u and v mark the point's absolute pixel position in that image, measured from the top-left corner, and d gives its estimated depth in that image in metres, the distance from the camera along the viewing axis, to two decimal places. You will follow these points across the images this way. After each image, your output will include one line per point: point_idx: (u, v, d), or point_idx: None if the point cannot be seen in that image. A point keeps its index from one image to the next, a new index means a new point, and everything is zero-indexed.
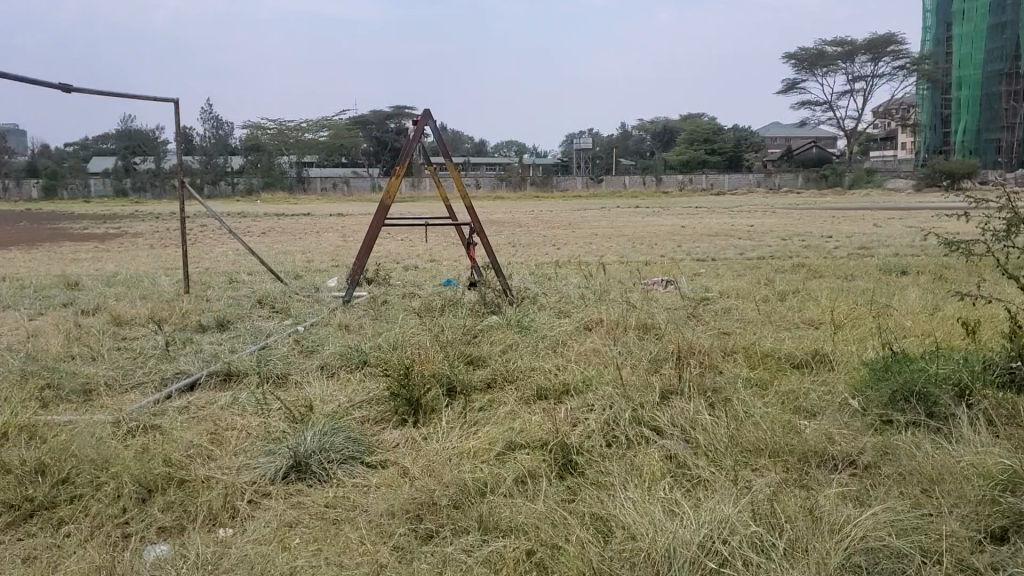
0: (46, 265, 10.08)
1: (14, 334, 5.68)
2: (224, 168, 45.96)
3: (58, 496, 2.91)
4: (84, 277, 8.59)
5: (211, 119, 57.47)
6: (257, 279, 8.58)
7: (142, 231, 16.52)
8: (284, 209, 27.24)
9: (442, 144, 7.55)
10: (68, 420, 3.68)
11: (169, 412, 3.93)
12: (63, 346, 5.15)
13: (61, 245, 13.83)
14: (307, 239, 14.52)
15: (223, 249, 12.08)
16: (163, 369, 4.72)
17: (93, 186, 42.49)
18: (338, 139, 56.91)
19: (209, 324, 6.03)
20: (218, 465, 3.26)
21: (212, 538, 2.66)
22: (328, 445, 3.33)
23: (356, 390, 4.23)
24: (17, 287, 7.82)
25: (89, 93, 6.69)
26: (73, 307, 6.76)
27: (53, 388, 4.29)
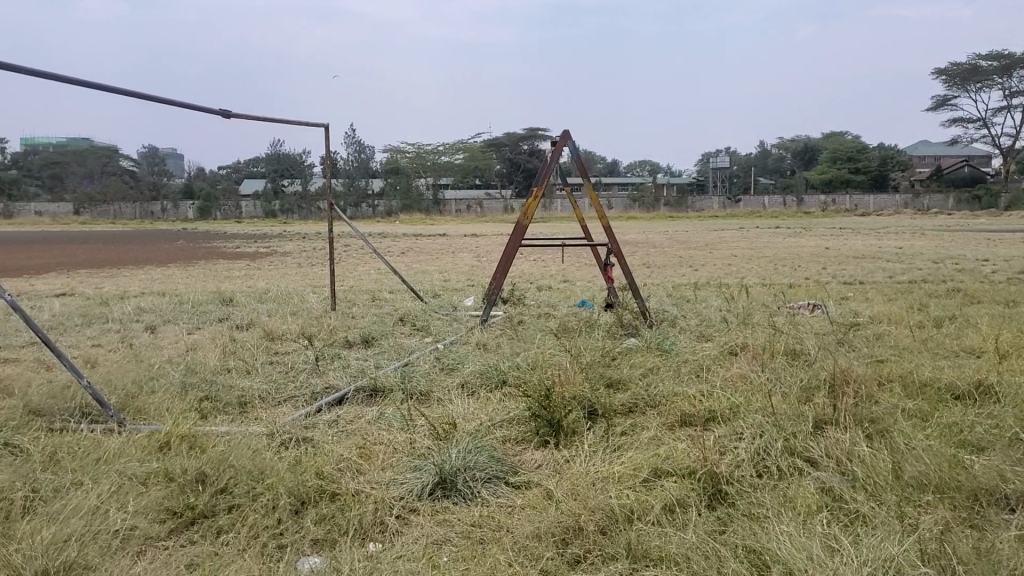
0: (202, 283, 10.60)
1: (175, 347, 5.98)
2: (365, 190, 47.47)
3: (217, 505, 3.01)
4: (239, 293, 9.00)
5: (354, 143, 59.61)
6: (399, 297, 8.78)
7: (289, 250, 17.16)
8: (424, 230, 27.93)
9: (579, 164, 7.53)
10: (225, 431, 3.82)
11: (319, 425, 4.04)
12: (221, 359, 5.38)
13: (216, 262, 14.52)
14: (445, 259, 14.74)
15: (365, 268, 12.44)
16: (313, 384, 4.85)
17: (244, 207, 44.62)
18: (474, 161, 57.87)
19: (355, 341, 6.18)
20: (367, 480, 3.32)
21: (362, 552, 2.69)
22: (473, 463, 3.34)
23: (497, 410, 4.23)
24: (178, 302, 8.26)
25: (246, 117, 7.02)
26: (229, 322, 7.08)
27: (212, 400, 4.49)
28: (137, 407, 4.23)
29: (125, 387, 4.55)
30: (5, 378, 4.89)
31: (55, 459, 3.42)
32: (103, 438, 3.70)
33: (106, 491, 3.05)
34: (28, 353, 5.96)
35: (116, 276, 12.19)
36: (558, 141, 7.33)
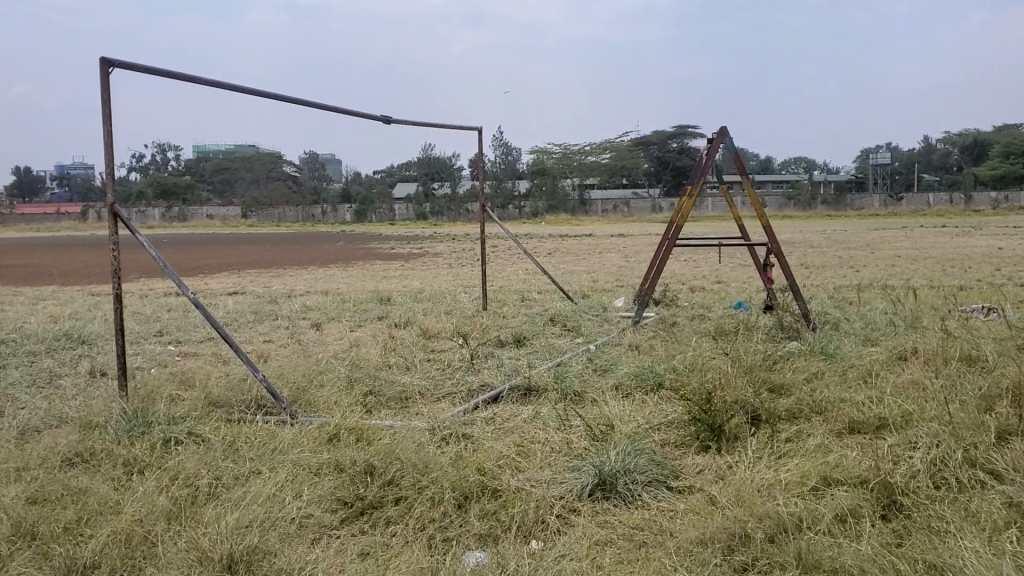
0: (360, 282, 10.96)
1: (338, 344, 6.21)
2: (513, 192, 47.97)
3: (384, 496, 3.11)
4: (395, 292, 9.27)
5: (502, 145, 60.37)
6: (549, 297, 8.82)
7: (440, 251, 17.51)
8: (571, 230, 27.95)
9: (737, 161, 7.36)
10: (389, 425, 3.94)
11: (477, 422, 4.10)
12: (382, 356, 5.55)
13: (371, 263, 14.97)
14: (593, 260, 14.69)
15: (515, 268, 12.56)
16: (470, 382, 4.93)
17: (397, 210, 45.90)
18: (621, 161, 57.51)
19: (508, 340, 6.24)
20: (528, 477, 3.34)
21: (526, 550, 2.71)
22: (634, 465, 3.30)
23: (654, 413, 4.18)
24: (339, 301, 8.58)
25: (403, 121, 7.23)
26: (387, 320, 7.30)
27: (375, 394, 4.63)
28: (306, 400, 4.43)
29: (295, 380, 4.77)
30: (186, 370, 5.20)
31: (235, 447, 3.61)
32: (277, 429, 3.89)
33: (282, 480, 3.20)
34: (204, 347, 6.33)
35: (280, 276, 12.77)
36: (715, 139, 7.18)
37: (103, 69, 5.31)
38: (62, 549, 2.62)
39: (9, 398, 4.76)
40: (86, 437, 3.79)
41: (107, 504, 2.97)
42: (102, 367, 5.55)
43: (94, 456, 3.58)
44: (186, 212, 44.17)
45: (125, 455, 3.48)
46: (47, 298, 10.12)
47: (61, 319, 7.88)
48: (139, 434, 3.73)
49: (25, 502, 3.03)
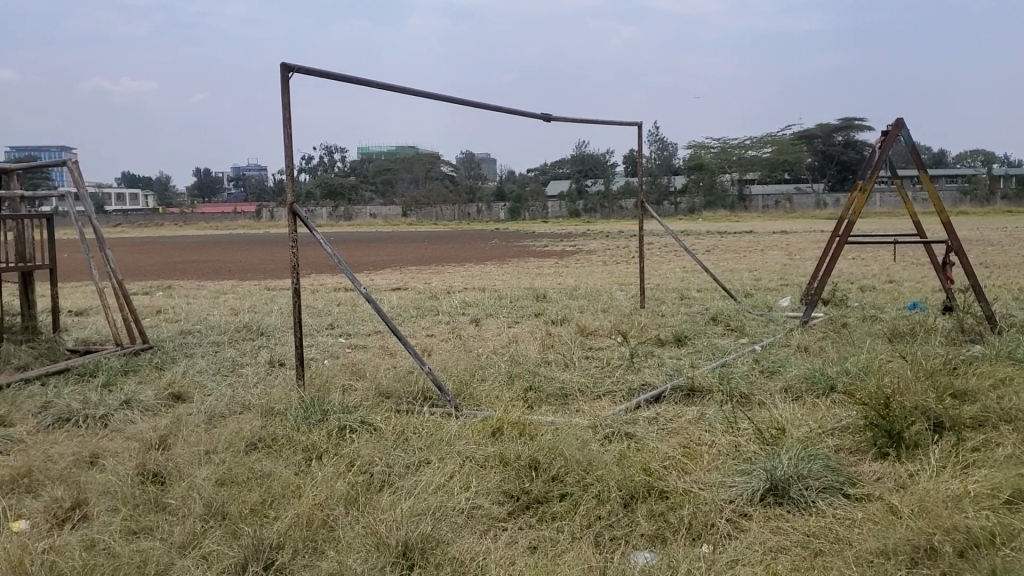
0: (518, 279, 11.08)
1: (497, 339, 6.29)
2: (668, 189, 47.34)
3: (550, 491, 3.13)
4: (552, 289, 9.30)
5: (657, 141, 59.70)
6: (709, 296, 8.63)
7: (595, 248, 17.46)
8: (730, 227, 27.30)
9: (914, 155, 6.99)
10: (552, 421, 3.96)
11: (641, 421, 4.06)
12: (541, 352, 5.58)
13: (528, 261, 15.07)
14: (754, 257, 14.29)
15: (672, 266, 12.37)
16: (631, 380, 4.89)
17: (551, 207, 46.12)
18: (781, 156, 55.72)
19: (669, 339, 6.16)
20: (695, 479, 3.28)
21: (696, 552, 2.66)
22: (806, 471, 3.18)
23: (826, 417, 4.02)
24: (498, 297, 8.69)
25: (563, 118, 7.25)
26: (544, 317, 7.34)
27: (536, 390, 4.66)
28: (469, 394, 4.51)
29: (460, 374, 4.87)
30: (356, 362, 5.40)
31: (405, 437, 3.72)
32: (444, 421, 3.97)
33: (451, 472, 3.26)
34: (372, 340, 6.55)
35: (439, 272, 13.07)
36: (890, 132, 6.84)
37: (284, 74, 5.55)
38: (251, 529, 2.78)
39: (198, 384, 5.08)
40: (267, 423, 4.00)
41: (288, 487, 3.13)
42: (279, 356, 5.85)
43: (274, 441, 3.77)
44: (351, 211, 45.98)
45: (303, 441, 3.64)
46: (227, 291, 10.75)
47: (240, 312, 8.35)
48: (315, 422, 3.90)
49: (216, 483, 3.22)
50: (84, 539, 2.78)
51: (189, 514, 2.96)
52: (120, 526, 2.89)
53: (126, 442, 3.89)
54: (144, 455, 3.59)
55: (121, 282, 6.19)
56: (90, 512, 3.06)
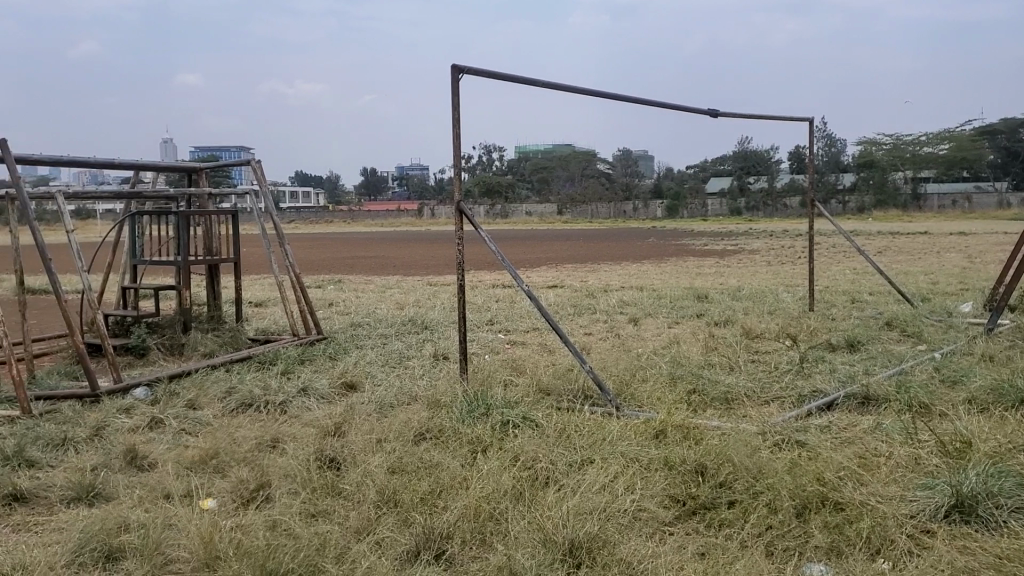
0: (678, 279, 10.91)
1: (658, 340, 6.21)
2: (835, 188, 45.54)
3: (717, 497, 3.06)
4: (714, 290, 9.11)
5: (824, 137, 57.52)
6: (881, 299, 8.23)
7: (758, 248, 16.97)
8: (904, 227, 25.98)
9: None
10: (717, 425, 3.86)
11: (811, 429, 3.91)
12: (705, 354, 5.47)
13: (688, 260, 14.82)
14: (931, 260, 13.53)
15: (841, 267, 11.89)
16: (800, 386, 4.72)
17: (711, 205, 45.24)
18: (959, 152, 52.55)
19: (840, 343, 5.91)
20: (872, 491, 3.12)
21: (874, 567, 2.54)
22: (997, 488, 2.96)
23: (1017, 432, 3.73)
24: (658, 297, 8.58)
25: (730, 115, 7.07)
26: (706, 318, 7.20)
27: (700, 393, 4.58)
28: (631, 394, 4.47)
29: (620, 374, 4.84)
30: (516, 358, 5.45)
31: (567, 434, 3.72)
32: (605, 421, 3.95)
33: (616, 472, 3.25)
34: (532, 337, 6.60)
35: (598, 270, 13.04)
36: None
37: (454, 75, 5.68)
38: (422, 518, 2.85)
39: (367, 375, 5.27)
40: (433, 416, 4.09)
41: (456, 479, 3.19)
42: (443, 350, 5.98)
43: (442, 433, 3.86)
44: (509, 209, 46.78)
45: (469, 434, 3.71)
46: (392, 286, 11.10)
47: (405, 306, 8.61)
48: (479, 416, 3.96)
49: (387, 471, 3.33)
50: (268, 519, 2.94)
51: (363, 500, 3.08)
52: (299, 508, 3.03)
53: (303, 428, 4.08)
54: (321, 442, 3.75)
55: (297, 276, 6.50)
56: (273, 494, 3.22)
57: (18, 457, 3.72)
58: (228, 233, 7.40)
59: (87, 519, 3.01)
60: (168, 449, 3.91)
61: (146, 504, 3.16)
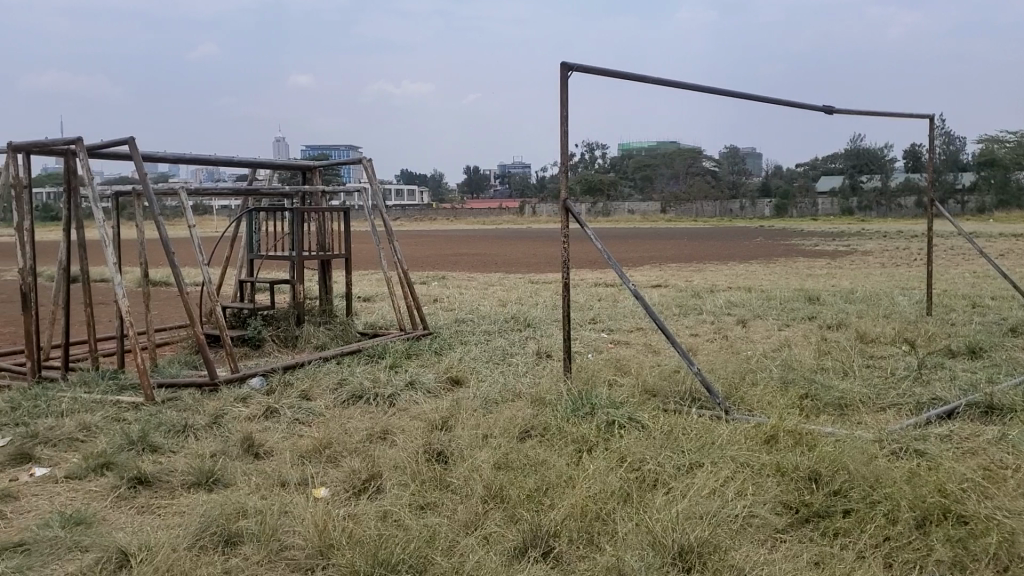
0: (787, 280, 10.66)
1: (768, 342, 6.08)
2: (953, 187, 43.71)
3: (832, 505, 2.97)
4: (826, 292, 8.86)
5: (943, 134, 55.27)
6: (1006, 304, 7.84)
7: (872, 249, 16.41)
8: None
9: None
10: (831, 431, 3.75)
11: (931, 438, 3.75)
12: (817, 358, 5.32)
13: (798, 261, 14.44)
14: None
15: (961, 271, 11.37)
16: (918, 393, 4.54)
17: (821, 204, 44.02)
18: None
19: (961, 350, 5.66)
20: (999, 505, 2.97)
21: None
22: None
23: None
24: (767, 299, 8.39)
25: (847, 111, 6.85)
26: (817, 321, 7.00)
27: (812, 398, 4.46)
28: (740, 397, 4.39)
29: (728, 376, 4.74)
30: (621, 357, 5.41)
31: (675, 436, 3.68)
32: (714, 424, 3.87)
33: (726, 477, 3.19)
34: (637, 337, 6.55)
35: (704, 270, 12.84)
36: None
37: (562, 72, 5.65)
38: (529, 515, 2.86)
39: (472, 371, 5.31)
40: (538, 413, 4.10)
41: (563, 477, 3.18)
42: (547, 348, 5.97)
43: (547, 431, 3.86)
44: (612, 207, 46.60)
45: (575, 433, 3.70)
46: (495, 283, 11.16)
47: (509, 303, 8.65)
48: (584, 415, 3.95)
49: (494, 467, 3.35)
50: (379, 509, 3.00)
51: (470, 495, 3.10)
52: (408, 500, 3.08)
53: (411, 421, 4.14)
54: (429, 435, 3.80)
55: (405, 272, 6.60)
56: (384, 485, 3.28)
57: (142, 442, 3.89)
58: (339, 229, 7.57)
59: (207, 503, 3.13)
60: (282, 438, 4.02)
61: (262, 491, 3.26)
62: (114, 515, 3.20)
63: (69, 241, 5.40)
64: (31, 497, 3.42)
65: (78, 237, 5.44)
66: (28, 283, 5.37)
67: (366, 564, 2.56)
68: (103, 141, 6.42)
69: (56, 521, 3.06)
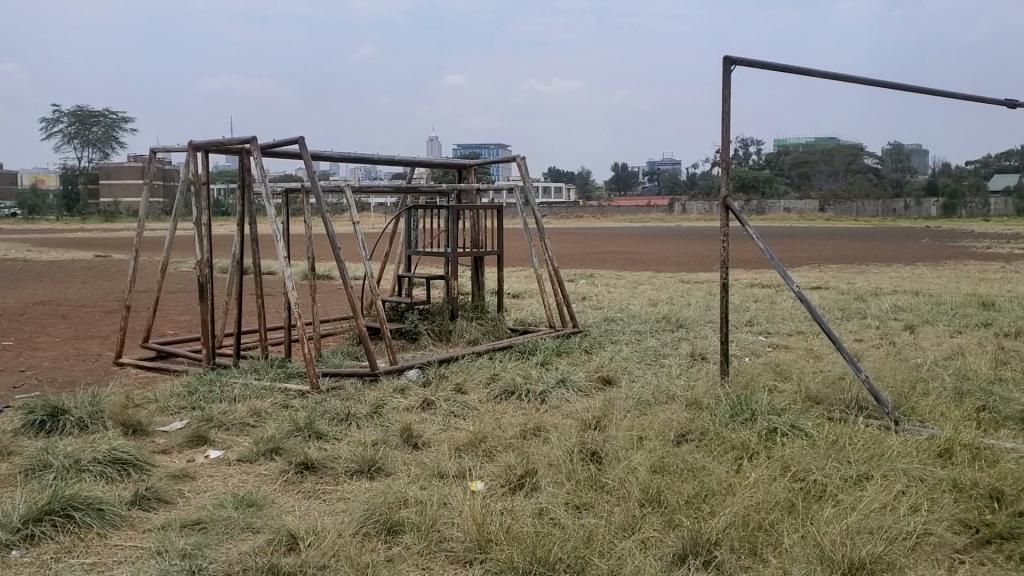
0: (957, 284, 10.06)
1: (938, 350, 5.75)
2: None
3: (1018, 527, 2.76)
4: (1003, 298, 8.29)
5: None
6: None
7: None
8: None
9: None
10: (1014, 447, 3.49)
11: None
12: (995, 368, 4.99)
13: (970, 264, 13.58)
14: None
15: None
16: None
17: (993, 204, 41.33)
18: None
19: None
20: None
21: None
22: None
23: None
24: (937, 304, 7.93)
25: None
26: (992, 328, 6.57)
27: (990, 410, 4.18)
28: (909, 407, 4.16)
29: (897, 385, 4.51)
30: (780, 362, 5.24)
31: (840, 446, 3.52)
32: (882, 435, 3.69)
33: (898, 491, 3.02)
34: (795, 341, 6.32)
35: (865, 272, 12.27)
36: None
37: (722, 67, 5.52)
38: (689, 521, 2.79)
39: (625, 370, 5.26)
40: (695, 416, 4.01)
41: (723, 485, 3.10)
42: (701, 350, 5.85)
43: (704, 435, 3.77)
44: (765, 206, 45.40)
45: (734, 438, 3.59)
46: (646, 282, 11.05)
47: (660, 303, 8.53)
48: (744, 421, 3.84)
49: (650, 470, 3.29)
50: (536, 506, 3.00)
51: (628, 497, 3.06)
52: (564, 498, 3.08)
53: (564, 419, 4.14)
54: (584, 434, 3.78)
55: (556, 269, 6.61)
56: (538, 483, 3.28)
57: (308, 428, 4.05)
58: (493, 227, 7.66)
59: (371, 491, 3.22)
60: (439, 430, 4.10)
61: (421, 481, 3.33)
62: (283, 498, 3.34)
63: (243, 236, 5.67)
64: (206, 477, 3.61)
65: (251, 232, 5.70)
66: (205, 274, 5.66)
67: (525, 561, 2.56)
68: (274, 141, 6.70)
69: (230, 502, 3.21)
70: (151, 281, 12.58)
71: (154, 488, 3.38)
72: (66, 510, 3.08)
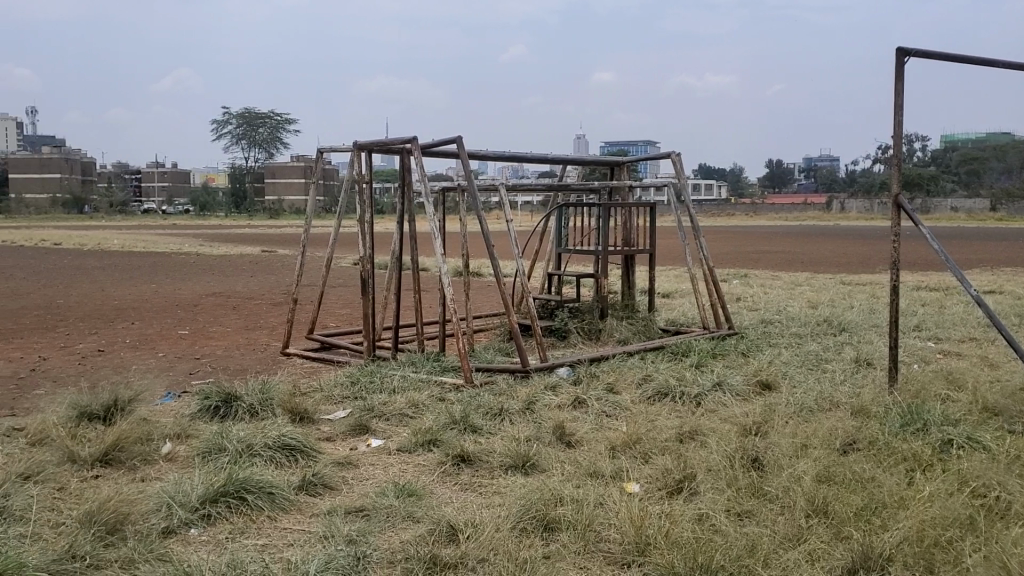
0: None
1: None
2: None
3: None
4: None
5: None
6: None
7: None
8: None
9: None
10: None
11: None
12: None
13: None
14: None
15: None
16: None
17: None
18: None
19: None
20: None
21: None
22: None
23: None
24: None
25: None
26: None
27: None
28: None
29: None
30: (954, 370, 4.96)
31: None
32: None
33: None
34: (968, 348, 5.97)
35: None
36: None
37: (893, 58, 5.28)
38: (860, 534, 2.68)
39: (785, 375, 5.10)
40: (861, 425, 3.84)
41: (895, 497, 2.95)
42: (866, 355, 5.60)
43: (872, 445, 3.60)
44: (930, 204, 43.32)
45: (905, 450, 3.42)
46: (803, 283, 10.67)
47: (820, 305, 8.23)
48: (914, 432, 3.65)
49: (817, 479, 3.17)
50: (696, 511, 2.94)
51: (793, 507, 2.96)
52: (725, 505, 3.01)
53: (721, 423, 4.04)
54: (743, 440, 3.68)
55: (710, 269, 6.47)
56: (697, 488, 3.22)
57: (464, 422, 4.11)
58: (645, 225, 7.57)
59: (527, 487, 3.24)
60: (592, 429, 4.08)
61: (576, 480, 3.32)
62: (441, 489, 3.40)
63: (402, 233, 5.83)
64: (368, 465, 3.72)
65: (410, 229, 5.85)
66: (367, 270, 5.85)
67: (686, 566, 2.52)
68: (433, 141, 6.86)
69: (391, 491, 3.30)
70: (313, 276, 13.09)
71: (320, 474, 3.51)
72: (240, 492, 3.25)
